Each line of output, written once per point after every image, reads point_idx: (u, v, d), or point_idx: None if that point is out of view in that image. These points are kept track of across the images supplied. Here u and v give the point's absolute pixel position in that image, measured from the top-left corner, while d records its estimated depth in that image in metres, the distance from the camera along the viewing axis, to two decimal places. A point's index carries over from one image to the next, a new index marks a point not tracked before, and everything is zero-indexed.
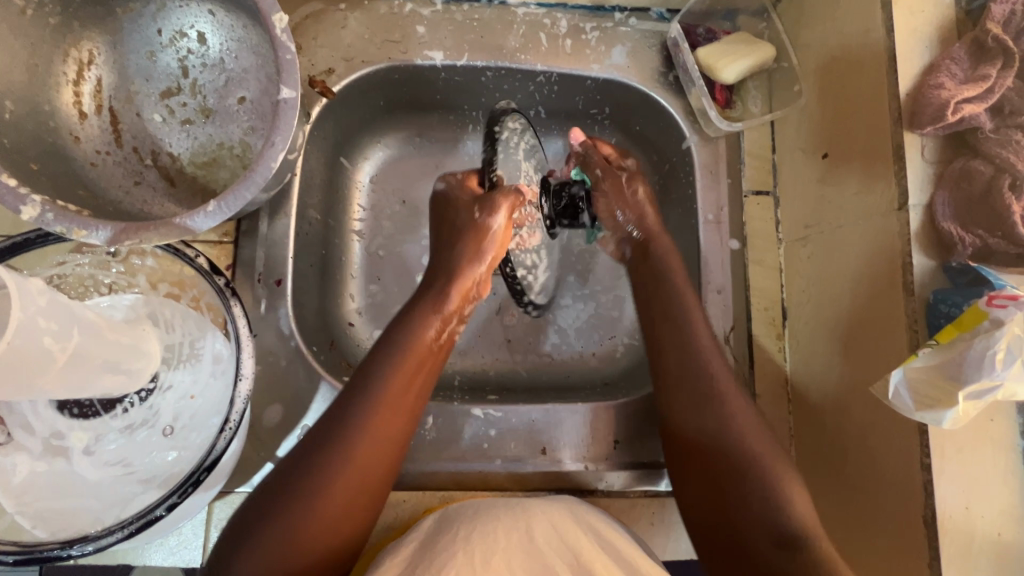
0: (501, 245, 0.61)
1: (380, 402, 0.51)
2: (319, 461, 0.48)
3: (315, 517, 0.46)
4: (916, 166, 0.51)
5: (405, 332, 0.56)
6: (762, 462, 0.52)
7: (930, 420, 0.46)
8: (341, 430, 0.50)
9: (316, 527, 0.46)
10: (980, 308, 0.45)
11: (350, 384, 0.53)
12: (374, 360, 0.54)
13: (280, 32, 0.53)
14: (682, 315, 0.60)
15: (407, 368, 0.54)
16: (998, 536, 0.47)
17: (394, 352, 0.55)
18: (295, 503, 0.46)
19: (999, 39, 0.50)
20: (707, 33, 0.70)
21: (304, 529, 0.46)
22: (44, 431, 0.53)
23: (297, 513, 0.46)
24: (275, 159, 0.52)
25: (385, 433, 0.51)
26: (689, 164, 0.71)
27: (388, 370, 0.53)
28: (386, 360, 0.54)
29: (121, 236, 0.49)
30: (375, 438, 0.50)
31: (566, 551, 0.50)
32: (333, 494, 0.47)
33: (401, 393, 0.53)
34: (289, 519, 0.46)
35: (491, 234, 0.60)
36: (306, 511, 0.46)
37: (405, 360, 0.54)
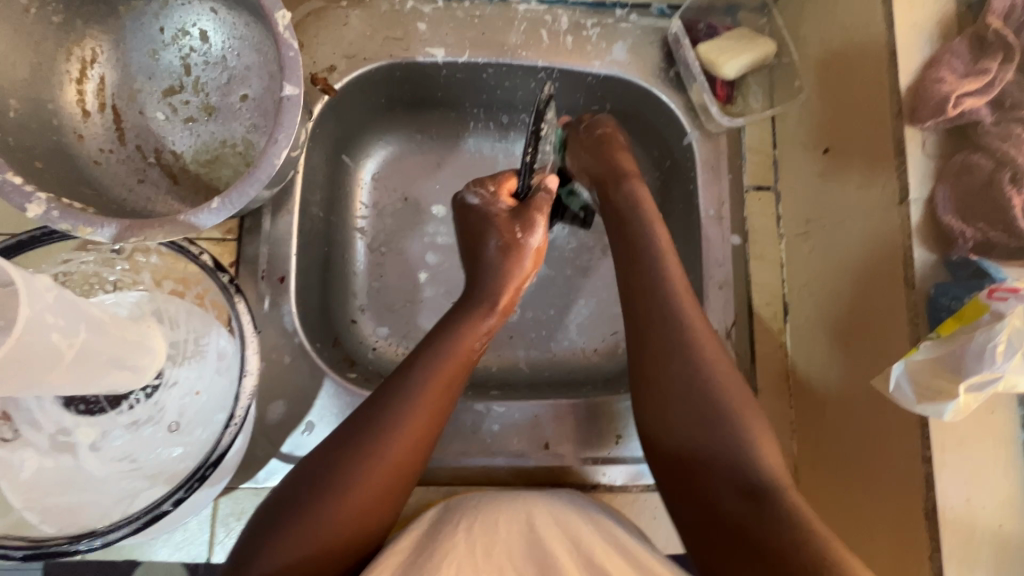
0: (536, 264, 0.63)
1: (417, 404, 0.51)
2: (349, 459, 0.48)
3: (340, 513, 0.46)
4: (916, 160, 0.51)
5: (448, 339, 0.56)
6: (729, 415, 0.51)
7: (931, 413, 0.46)
8: (380, 437, 0.49)
9: (341, 523, 0.46)
10: (981, 301, 0.45)
11: (387, 384, 0.53)
12: (414, 364, 0.54)
13: (284, 30, 0.53)
14: (675, 336, 0.55)
15: (446, 372, 0.54)
16: (998, 527, 0.47)
17: (432, 354, 0.54)
18: (323, 497, 0.47)
19: (999, 34, 0.50)
20: (707, 29, 0.71)
21: (329, 524, 0.46)
22: (50, 428, 0.53)
23: (323, 508, 0.46)
24: (279, 156, 0.52)
25: (418, 437, 0.51)
26: (690, 160, 0.71)
27: (428, 374, 0.53)
28: (424, 361, 0.54)
29: (126, 232, 0.50)
30: (408, 441, 0.50)
31: (573, 545, 0.50)
32: (360, 492, 0.47)
33: (437, 397, 0.52)
34: (315, 515, 0.46)
35: (528, 253, 0.62)
36: (333, 507, 0.46)
37: (446, 366, 0.54)
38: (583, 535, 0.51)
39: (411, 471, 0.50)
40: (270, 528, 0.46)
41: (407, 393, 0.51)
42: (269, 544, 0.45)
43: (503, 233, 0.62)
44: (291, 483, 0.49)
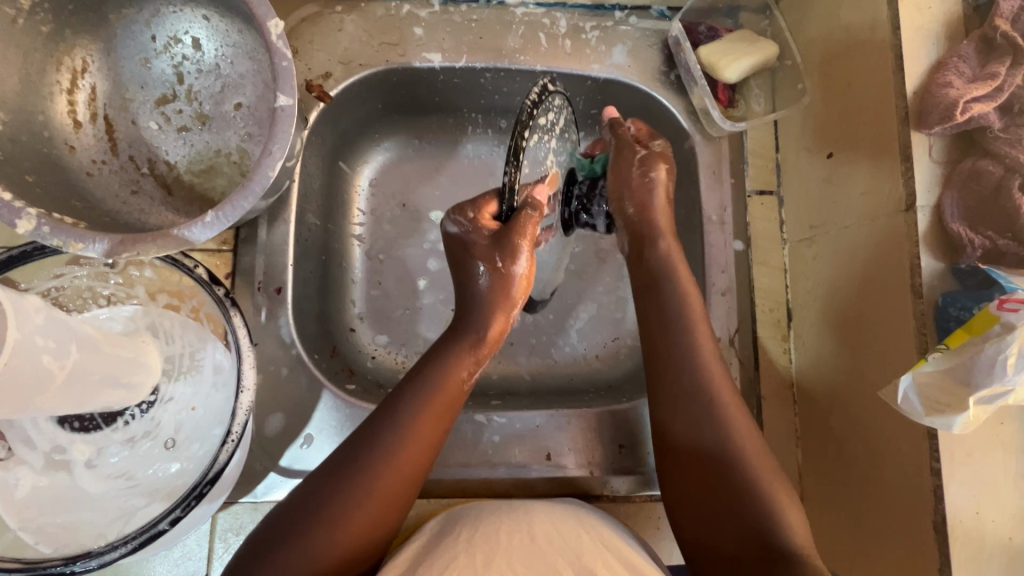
0: (524, 289, 0.58)
1: (408, 442, 0.50)
2: (335, 494, 0.47)
3: (329, 552, 0.45)
4: (923, 166, 0.51)
5: (436, 370, 0.55)
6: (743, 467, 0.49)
7: (940, 425, 0.46)
8: (362, 471, 0.48)
9: (328, 563, 0.45)
10: (991, 311, 0.44)
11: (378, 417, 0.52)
12: (402, 396, 0.53)
13: (277, 38, 0.52)
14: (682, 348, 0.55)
15: (439, 409, 0.53)
16: (1008, 540, 0.46)
17: (423, 388, 0.53)
18: (310, 533, 0.45)
19: (1007, 37, 0.49)
20: (708, 31, 0.69)
21: (317, 561, 0.44)
22: (45, 446, 0.52)
23: (310, 544, 0.45)
24: (273, 167, 0.51)
25: (409, 476, 0.50)
26: (692, 164, 0.70)
27: (417, 409, 0.52)
28: (417, 397, 0.53)
29: (118, 248, 0.49)
30: (400, 479, 0.49)
31: (567, 551, 0.49)
32: (348, 530, 0.46)
33: (429, 433, 0.52)
34: (302, 552, 0.44)
35: (515, 281, 0.57)
36: (321, 544, 0.45)
37: (434, 399, 0.53)
38: (583, 544, 0.50)
39: (398, 509, 0.49)
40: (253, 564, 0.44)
41: (400, 430, 0.51)
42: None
43: (486, 260, 0.56)
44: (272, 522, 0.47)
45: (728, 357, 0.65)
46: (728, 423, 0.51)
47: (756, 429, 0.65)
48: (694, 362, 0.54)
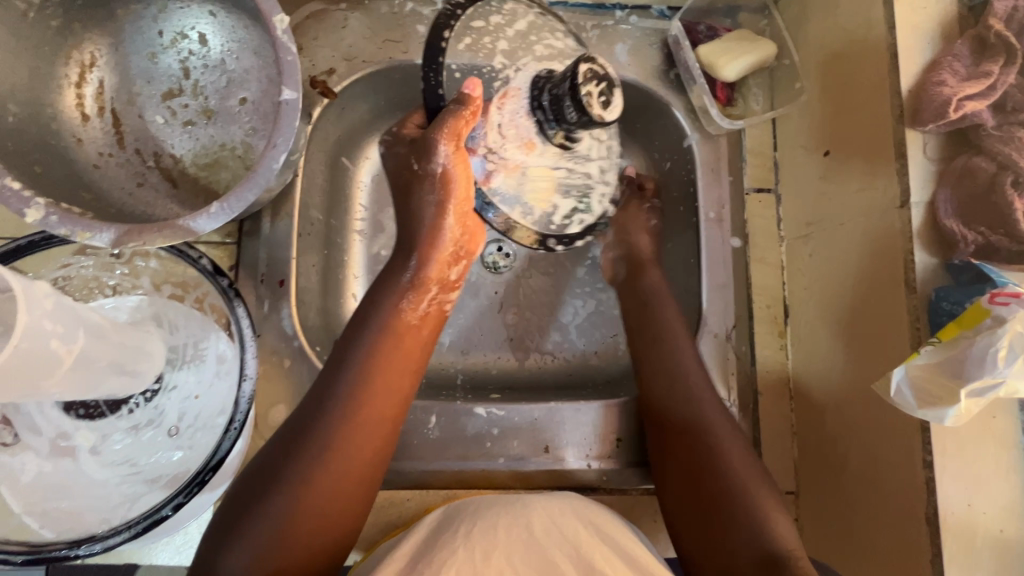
0: (461, 182, 0.59)
1: (375, 376, 0.54)
2: (305, 439, 0.49)
3: (313, 487, 0.48)
4: (917, 163, 0.51)
5: (382, 311, 0.58)
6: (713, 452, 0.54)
7: (931, 418, 0.46)
8: (323, 413, 0.51)
9: (317, 499, 0.48)
10: (981, 306, 0.45)
11: (344, 357, 0.55)
12: (354, 339, 0.56)
13: (281, 34, 0.53)
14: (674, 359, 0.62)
15: (402, 345, 0.57)
16: (1000, 533, 0.47)
17: (386, 327, 0.57)
18: (291, 472, 0.48)
19: (1001, 36, 0.50)
20: (708, 30, 0.70)
21: (303, 499, 0.47)
22: (49, 432, 0.53)
23: (295, 483, 0.47)
24: (277, 160, 0.52)
25: (384, 413, 0.53)
26: (690, 162, 0.71)
27: (368, 349, 0.55)
28: (381, 335, 0.56)
29: (125, 238, 0.50)
30: (377, 415, 0.52)
31: (567, 544, 0.49)
32: (329, 467, 0.49)
33: (397, 369, 0.55)
34: (288, 493, 0.47)
35: (447, 181, 0.59)
36: (305, 482, 0.47)
37: (383, 340, 0.56)
38: (581, 538, 0.50)
39: (379, 446, 0.52)
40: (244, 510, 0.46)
41: (365, 365, 0.54)
42: (242, 525, 0.45)
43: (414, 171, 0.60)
44: (255, 471, 0.49)
45: (725, 353, 0.66)
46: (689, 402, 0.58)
47: (752, 425, 0.65)
48: (678, 363, 0.61)
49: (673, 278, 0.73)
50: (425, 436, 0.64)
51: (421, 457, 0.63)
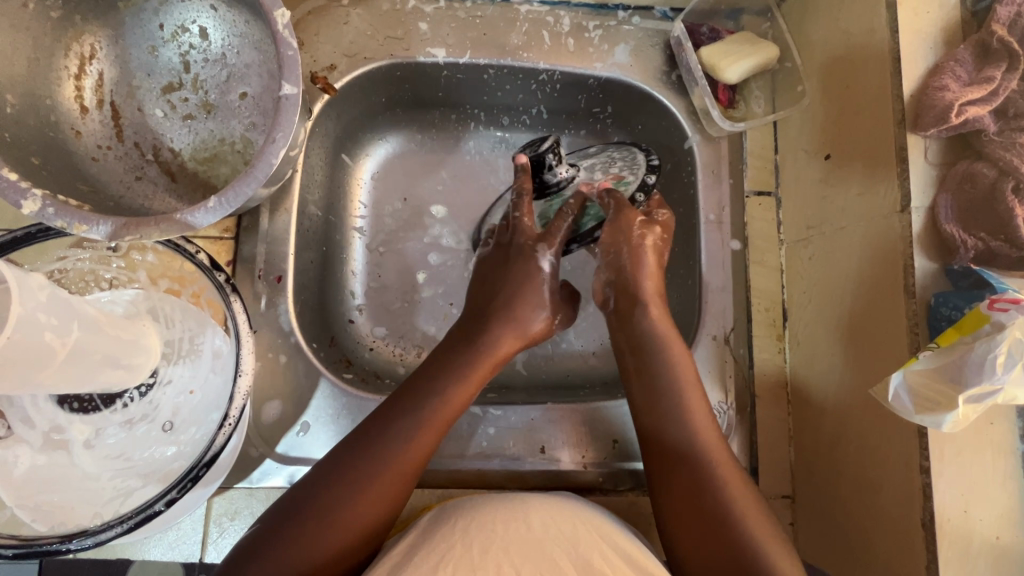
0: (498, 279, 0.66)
1: (424, 426, 0.53)
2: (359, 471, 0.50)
3: (344, 526, 0.47)
4: (918, 168, 0.51)
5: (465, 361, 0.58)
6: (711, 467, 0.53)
7: (930, 424, 0.46)
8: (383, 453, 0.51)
9: (352, 536, 0.47)
10: (981, 311, 0.44)
11: (405, 404, 0.54)
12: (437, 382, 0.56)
13: (283, 28, 0.53)
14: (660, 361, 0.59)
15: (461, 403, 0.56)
16: (995, 539, 0.47)
17: (452, 376, 0.57)
18: (331, 511, 0.48)
19: (1004, 42, 0.50)
20: (710, 32, 0.70)
21: (334, 536, 0.47)
22: (44, 425, 0.53)
23: (332, 521, 0.47)
24: (276, 155, 0.52)
25: (424, 458, 0.53)
26: (691, 164, 0.71)
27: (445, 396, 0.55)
28: (446, 385, 0.56)
29: (121, 231, 0.49)
30: (418, 460, 0.52)
31: (567, 543, 0.49)
32: (366, 508, 0.49)
33: (447, 418, 0.55)
34: (322, 531, 0.46)
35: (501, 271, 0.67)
36: (340, 522, 0.47)
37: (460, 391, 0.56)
38: (580, 536, 0.50)
39: (411, 489, 0.52)
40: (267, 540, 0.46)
41: (418, 419, 0.53)
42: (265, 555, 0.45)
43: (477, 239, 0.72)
44: (286, 504, 0.49)
45: (723, 356, 0.66)
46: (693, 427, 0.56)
47: (748, 428, 0.65)
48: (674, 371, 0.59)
49: (672, 280, 0.73)
50: None
51: None
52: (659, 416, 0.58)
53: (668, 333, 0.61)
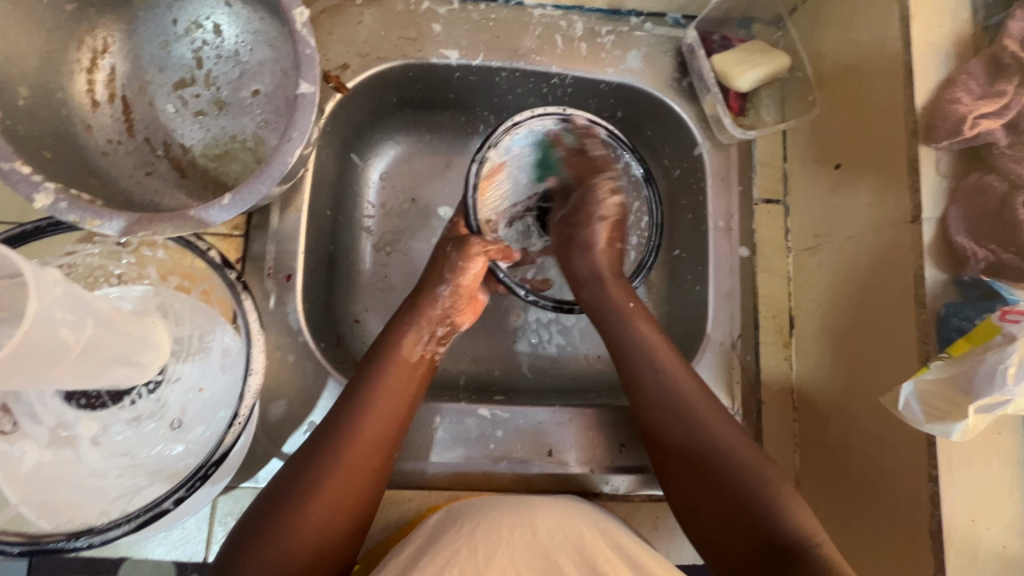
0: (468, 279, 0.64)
1: (363, 416, 0.53)
2: (309, 469, 0.49)
3: (308, 519, 0.47)
4: (930, 179, 0.52)
5: (388, 346, 0.58)
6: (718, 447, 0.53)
7: (939, 433, 0.47)
8: (321, 447, 0.51)
9: (315, 529, 0.47)
10: (992, 323, 0.46)
11: (340, 402, 0.54)
12: (360, 375, 0.56)
13: (301, 26, 0.52)
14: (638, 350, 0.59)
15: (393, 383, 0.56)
16: (1002, 548, 0.47)
17: (380, 366, 0.57)
18: (290, 508, 0.47)
19: (1016, 56, 0.50)
20: (722, 40, 0.70)
21: (298, 531, 0.46)
22: (50, 422, 0.52)
23: (291, 516, 0.47)
24: (292, 154, 0.52)
25: (372, 448, 0.52)
26: (701, 171, 0.71)
27: (370, 385, 0.55)
28: (377, 376, 0.56)
29: (134, 227, 0.49)
30: (364, 448, 0.52)
31: (575, 551, 0.49)
32: (321, 501, 0.48)
33: (386, 405, 0.54)
34: (283, 527, 0.46)
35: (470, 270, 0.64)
36: (298, 517, 0.47)
37: (388, 373, 0.56)
38: (587, 539, 0.51)
39: (372, 478, 0.52)
40: (244, 542, 0.46)
41: (351, 410, 0.53)
42: (241, 560, 0.45)
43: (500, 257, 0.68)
44: (256, 509, 0.49)
45: (730, 361, 0.66)
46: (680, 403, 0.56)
47: (754, 434, 0.65)
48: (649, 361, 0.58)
49: (679, 285, 0.73)
50: (428, 436, 0.64)
51: (423, 457, 0.63)
52: (657, 417, 0.56)
53: (625, 320, 0.61)
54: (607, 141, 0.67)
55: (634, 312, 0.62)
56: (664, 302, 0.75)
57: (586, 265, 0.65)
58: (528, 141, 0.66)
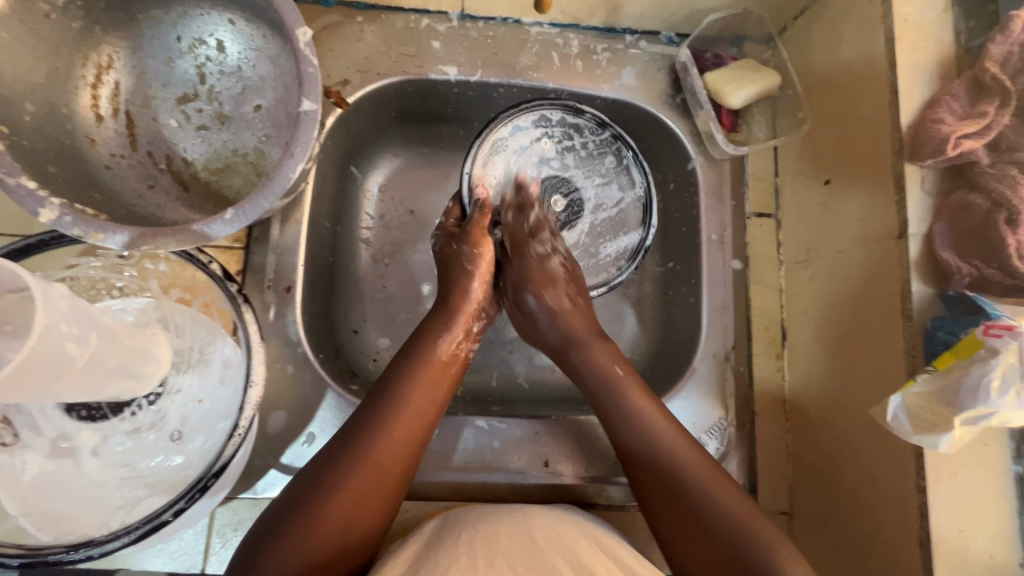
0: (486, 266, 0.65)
1: (399, 413, 0.54)
2: (336, 467, 0.50)
3: (334, 520, 0.48)
4: (915, 197, 0.53)
5: (423, 345, 0.60)
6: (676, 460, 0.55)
7: (927, 444, 0.48)
8: (355, 444, 0.52)
9: (338, 529, 0.48)
10: (976, 337, 0.47)
11: (377, 393, 0.56)
12: (393, 373, 0.57)
13: (304, 45, 0.53)
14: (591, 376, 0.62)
15: (429, 382, 0.57)
16: (990, 558, 0.48)
17: (416, 358, 0.59)
18: (317, 505, 0.48)
19: (997, 78, 0.52)
20: (715, 58, 0.72)
21: (322, 529, 0.47)
22: (51, 433, 0.53)
23: (318, 512, 0.48)
24: (293, 169, 0.53)
25: (401, 445, 0.53)
26: (694, 184, 0.72)
27: (405, 383, 0.56)
28: (403, 374, 0.57)
29: (137, 240, 0.50)
30: (396, 445, 0.53)
31: (571, 557, 0.50)
32: (354, 495, 0.50)
33: (423, 401, 0.56)
34: (311, 524, 0.47)
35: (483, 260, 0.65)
36: (326, 516, 0.48)
37: (422, 372, 0.58)
38: (582, 547, 0.51)
39: (397, 476, 0.53)
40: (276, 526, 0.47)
41: (386, 407, 0.54)
42: (263, 557, 0.45)
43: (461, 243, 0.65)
44: (275, 509, 0.49)
45: (723, 373, 0.67)
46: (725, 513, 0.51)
47: (748, 445, 0.66)
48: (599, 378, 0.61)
49: (673, 296, 0.74)
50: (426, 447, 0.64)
51: (421, 469, 0.64)
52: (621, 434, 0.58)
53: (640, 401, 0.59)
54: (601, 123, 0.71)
55: (656, 411, 0.58)
56: (657, 314, 0.76)
57: (557, 331, 0.65)
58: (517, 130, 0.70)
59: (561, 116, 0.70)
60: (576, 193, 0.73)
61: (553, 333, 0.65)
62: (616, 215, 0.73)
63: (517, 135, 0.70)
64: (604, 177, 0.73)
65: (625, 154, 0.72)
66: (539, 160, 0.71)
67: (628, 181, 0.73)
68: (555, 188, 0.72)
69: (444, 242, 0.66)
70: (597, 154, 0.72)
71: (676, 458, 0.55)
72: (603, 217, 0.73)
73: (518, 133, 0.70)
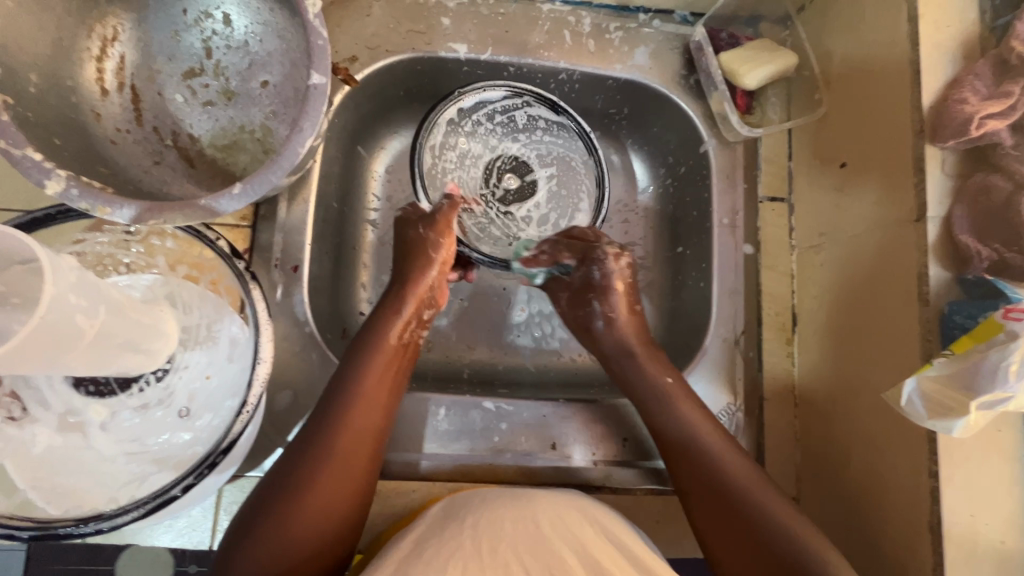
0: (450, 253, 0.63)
1: (355, 404, 0.54)
2: (297, 466, 0.50)
3: (306, 517, 0.48)
4: (935, 178, 0.52)
5: (371, 335, 0.59)
6: (705, 443, 0.57)
7: (941, 428, 0.47)
8: (311, 439, 0.52)
9: (312, 526, 0.48)
10: (996, 320, 0.46)
11: (323, 400, 0.54)
12: (346, 364, 0.57)
13: (314, 17, 0.52)
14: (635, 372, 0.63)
15: (380, 370, 0.57)
16: (1001, 544, 0.48)
17: (365, 356, 0.57)
18: (283, 504, 0.48)
19: (1023, 57, 0.51)
20: (730, 38, 0.71)
21: (294, 527, 0.48)
22: (59, 407, 0.52)
23: (285, 513, 0.48)
24: (303, 145, 0.52)
25: (358, 437, 0.53)
26: (706, 168, 0.71)
27: (359, 373, 0.56)
28: (355, 366, 0.56)
29: (145, 214, 0.49)
30: (352, 438, 0.53)
31: (579, 544, 0.50)
32: (321, 489, 0.50)
33: (379, 391, 0.56)
34: (281, 524, 0.47)
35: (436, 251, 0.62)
36: (295, 512, 0.48)
37: (373, 362, 0.57)
38: (588, 535, 0.51)
39: (359, 468, 0.52)
40: (237, 541, 0.47)
41: (337, 403, 0.54)
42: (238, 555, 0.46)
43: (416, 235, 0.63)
44: (252, 504, 0.50)
45: (733, 356, 0.67)
46: (754, 492, 0.53)
47: (756, 431, 0.66)
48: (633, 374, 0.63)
49: (682, 282, 0.73)
50: (435, 428, 0.64)
51: (429, 450, 0.63)
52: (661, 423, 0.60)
53: (671, 391, 0.61)
54: (478, 101, 0.68)
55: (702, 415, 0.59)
56: (666, 298, 0.75)
57: (616, 343, 0.65)
58: (444, 133, 0.68)
59: (459, 108, 0.68)
60: (519, 162, 0.72)
61: (607, 342, 0.66)
62: (554, 156, 0.72)
63: (441, 155, 0.68)
64: (525, 132, 0.72)
65: (535, 107, 0.70)
66: (474, 162, 0.70)
67: (556, 126, 0.72)
68: (502, 170, 0.72)
69: (405, 227, 0.64)
70: (502, 116, 0.70)
71: (714, 455, 0.56)
72: (551, 164, 0.72)
73: (442, 153, 0.68)
